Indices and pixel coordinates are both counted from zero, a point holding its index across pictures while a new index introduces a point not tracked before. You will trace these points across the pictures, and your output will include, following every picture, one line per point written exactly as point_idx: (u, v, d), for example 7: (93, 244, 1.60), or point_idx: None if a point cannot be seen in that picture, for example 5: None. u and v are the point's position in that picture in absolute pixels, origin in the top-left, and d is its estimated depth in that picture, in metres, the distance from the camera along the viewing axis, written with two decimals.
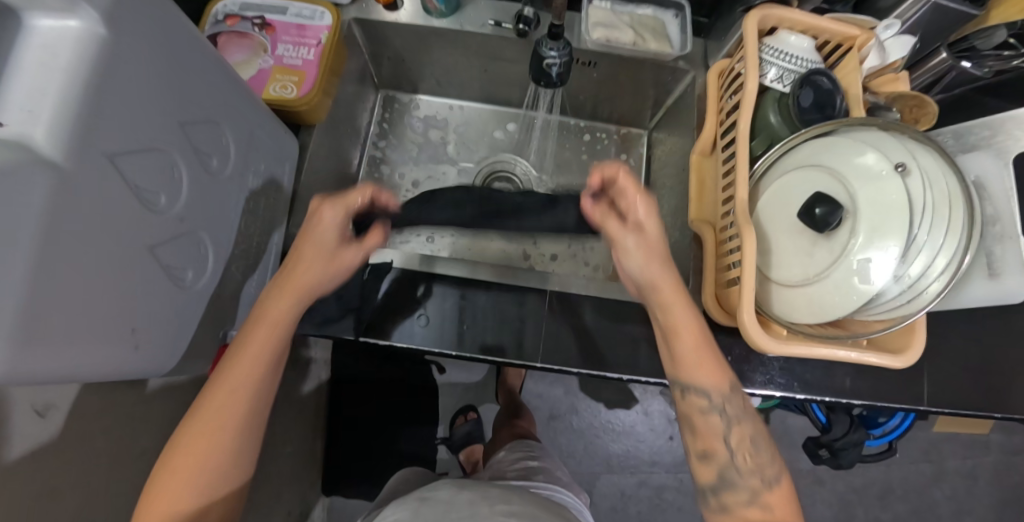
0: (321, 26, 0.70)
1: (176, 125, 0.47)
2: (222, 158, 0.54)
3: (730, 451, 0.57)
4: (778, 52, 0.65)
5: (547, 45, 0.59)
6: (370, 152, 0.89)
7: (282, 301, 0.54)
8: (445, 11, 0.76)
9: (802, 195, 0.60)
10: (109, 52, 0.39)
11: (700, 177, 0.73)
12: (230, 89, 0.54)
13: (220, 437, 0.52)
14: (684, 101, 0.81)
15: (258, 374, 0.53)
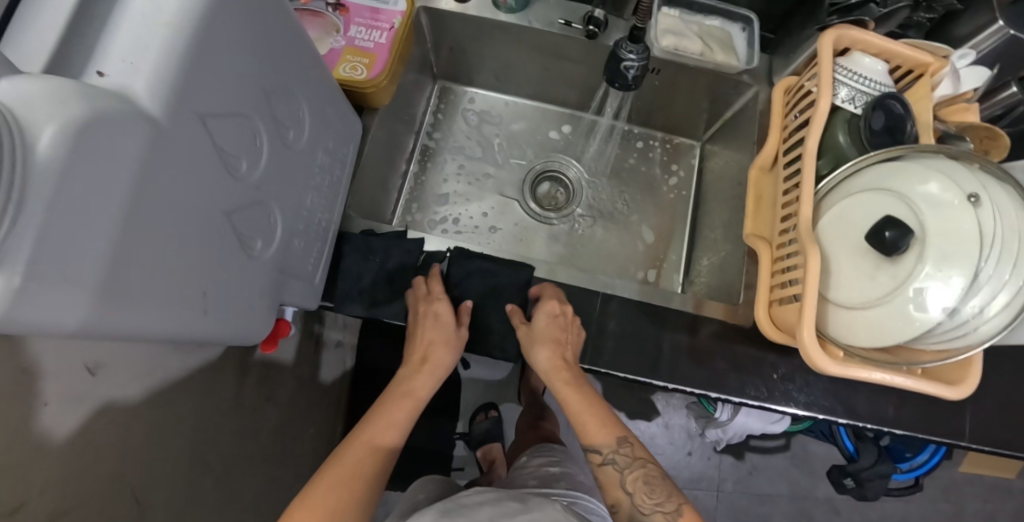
0: (394, 11, 0.71)
1: (261, 92, 0.47)
2: (296, 130, 0.54)
3: (629, 496, 0.62)
4: (850, 72, 0.65)
5: (627, 47, 0.59)
6: (423, 142, 0.89)
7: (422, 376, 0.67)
8: (515, 6, 0.77)
9: (868, 217, 0.59)
10: (206, 12, 0.39)
11: (758, 192, 0.73)
12: (307, 62, 0.54)
13: (369, 454, 0.59)
14: (744, 115, 0.81)
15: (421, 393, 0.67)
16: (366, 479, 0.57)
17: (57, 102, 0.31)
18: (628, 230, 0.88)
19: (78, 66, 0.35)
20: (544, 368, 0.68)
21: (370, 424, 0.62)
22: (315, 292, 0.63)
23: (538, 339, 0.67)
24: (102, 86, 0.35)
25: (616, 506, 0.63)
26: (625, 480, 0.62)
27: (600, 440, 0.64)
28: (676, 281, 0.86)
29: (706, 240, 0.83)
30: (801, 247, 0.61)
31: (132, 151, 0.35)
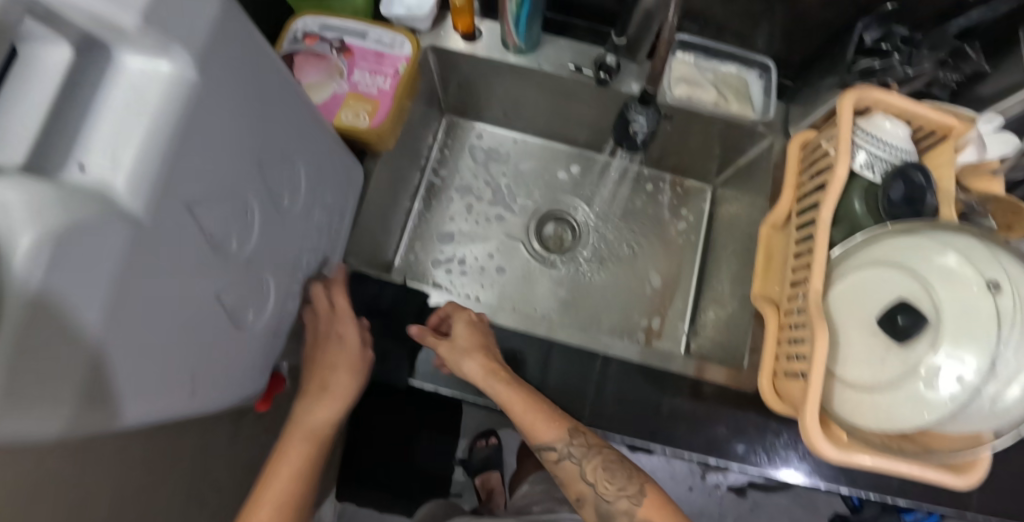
0: (399, 55, 0.69)
1: (256, 164, 0.46)
2: (294, 194, 0.53)
3: (591, 487, 0.61)
4: (871, 137, 0.62)
5: (636, 110, 0.57)
6: (429, 178, 0.88)
7: (319, 408, 0.57)
8: (525, 48, 0.75)
9: (880, 294, 0.57)
10: (194, 96, 0.38)
11: (768, 251, 0.71)
12: (305, 121, 0.53)
13: (293, 474, 0.54)
14: (758, 165, 0.78)
15: (326, 408, 0.57)
16: (294, 493, 0.54)
17: (38, 211, 0.29)
18: (634, 274, 0.86)
19: (58, 159, 0.33)
20: (475, 378, 0.62)
21: (290, 447, 0.55)
22: (311, 346, 0.63)
23: (465, 350, 0.63)
24: (82, 182, 0.34)
25: (581, 498, 0.62)
26: (585, 472, 0.60)
27: (550, 438, 0.59)
28: (681, 330, 0.84)
29: (713, 292, 0.81)
30: (809, 322, 0.59)
31: (113, 254, 0.33)
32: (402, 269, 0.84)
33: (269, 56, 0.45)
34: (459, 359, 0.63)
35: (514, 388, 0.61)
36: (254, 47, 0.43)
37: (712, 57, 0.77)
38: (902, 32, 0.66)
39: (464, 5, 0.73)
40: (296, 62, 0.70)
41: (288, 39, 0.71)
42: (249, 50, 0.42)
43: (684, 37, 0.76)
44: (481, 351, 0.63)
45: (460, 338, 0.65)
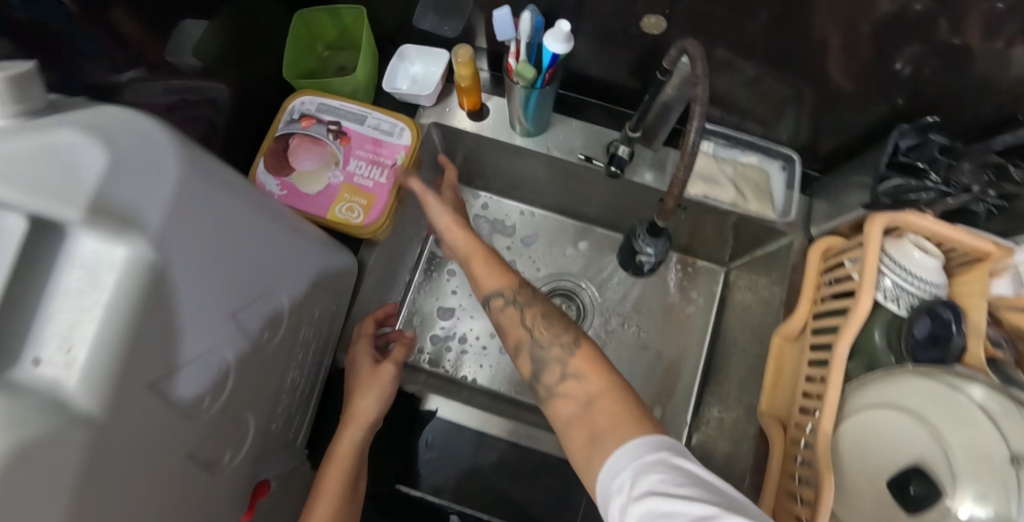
0: (398, 144, 0.66)
1: (228, 311, 0.43)
2: (273, 325, 0.50)
3: (527, 333, 0.57)
4: (897, 264, 0.57)
5: (643, 240, 0.54)
6: (431, 249, 0.85)
7: (346, 432, 0.57)
8: (532, 130, 0.72)
9: (897, 449, 0.53)
10: (165, 264, 0.34)
11: (779, 364, 0.67)
12: (286, 244, 0.50)
13: (347, 466, 0.56)
14: (775, 262, 0.74)
15: (365, 406, 0.58)
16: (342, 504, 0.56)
17: None
18: (638, 359, 0.82)
19: (8, 359, 0.29)
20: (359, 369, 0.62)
21: (333, 459, 0.56)
22: (296, 453, 0.61)
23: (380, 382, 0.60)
24: (34, 383, 0.29)
25: (518, 348, 0.58)
26: (524, 317, 0.58)
27: (490, 285, 0.60)
28: (684, 423, 0.80)
29: (719, 388, 0.77)
30: (817, 467, 0.56)
31: (67, 474, 0.29)
32: None
33: (238, 191, 0.43)
34: (357, 359, 0.63)
35: (456, 223, 0.64)
36: (221, 188, 0.40)
37: (733, 146, 0.74)
38: (942, 141, 0.60)
39: (472, 87, 0.70)
40: (290, 144, 0.67)
41: (283, 118, 0.68)
42: (217, 192, 0.40)
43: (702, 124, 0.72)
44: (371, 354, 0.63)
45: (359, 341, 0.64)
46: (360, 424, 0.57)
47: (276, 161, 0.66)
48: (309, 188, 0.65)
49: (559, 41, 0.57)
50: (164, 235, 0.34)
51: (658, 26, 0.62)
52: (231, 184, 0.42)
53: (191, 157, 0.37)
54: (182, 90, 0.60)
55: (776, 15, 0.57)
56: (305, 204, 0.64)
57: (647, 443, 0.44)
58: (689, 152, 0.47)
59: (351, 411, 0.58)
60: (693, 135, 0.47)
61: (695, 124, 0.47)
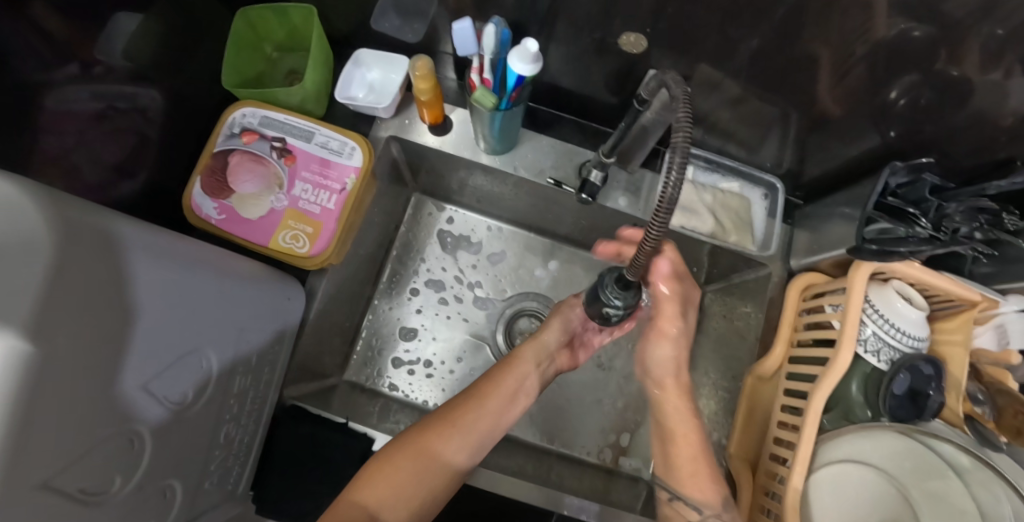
0: (348, 167, 0.61)
1: (139, 381, 0.38)
2: (198, 385, 0.45)
3: None
4: (875, 313, 0.55)
5: (613, 292, 0.52)
6: (394, 265, 0.80)
7: (487, 400, 0.56)
8: (499, 149, 0.67)
9: (863, 503, 0.53)
10: (47, 347, 0.29)
11: (750, 404, 0.64)
12: (213, 296, 0.45)
13: (431, 458, 0.50)
14: (750, 292, 0.71)
15: (499, 404, 0.56)
16: (421, 482, 0.49)
17: None
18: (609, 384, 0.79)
19: None
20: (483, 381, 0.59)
21: (425, 434, 0.52)
22: (237, 502, 0.56)
23: (537, 358, 0.63)
24: None
25: None
26: None
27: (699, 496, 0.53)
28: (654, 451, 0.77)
29: None
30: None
31: None
32: (354, 368, 0.76)
33: (127, 249, 0.37)
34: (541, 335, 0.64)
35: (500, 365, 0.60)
36: (111, 249, 0.35)
37: (715, 170, 0.70)
38: (933, 181, 0.56)
39: (434, 100, 0.63)
40: (227, 162, 0.60)
41: (222, 132, 0.61)
42: (104, 254, 0.35)
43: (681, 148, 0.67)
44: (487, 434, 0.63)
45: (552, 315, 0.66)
46: (511, 394, 0.58)
47: (212, 181, 0.59)
48: (249, 213, 0.59)
49: (526, 64, 0.50)
50: (42, 317, 0.29)
51: (638, 44, 0.57)
52: (124, 243, 0.37)
53: (70, 221, 0.32)
54: (104, 95, 0.53)
55: (768, 41, 0.52)
56: (245, 231, 0.59)
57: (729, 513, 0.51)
58: (666, 205, 0.40)
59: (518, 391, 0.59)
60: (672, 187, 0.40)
61: (675, 176, 0.40)
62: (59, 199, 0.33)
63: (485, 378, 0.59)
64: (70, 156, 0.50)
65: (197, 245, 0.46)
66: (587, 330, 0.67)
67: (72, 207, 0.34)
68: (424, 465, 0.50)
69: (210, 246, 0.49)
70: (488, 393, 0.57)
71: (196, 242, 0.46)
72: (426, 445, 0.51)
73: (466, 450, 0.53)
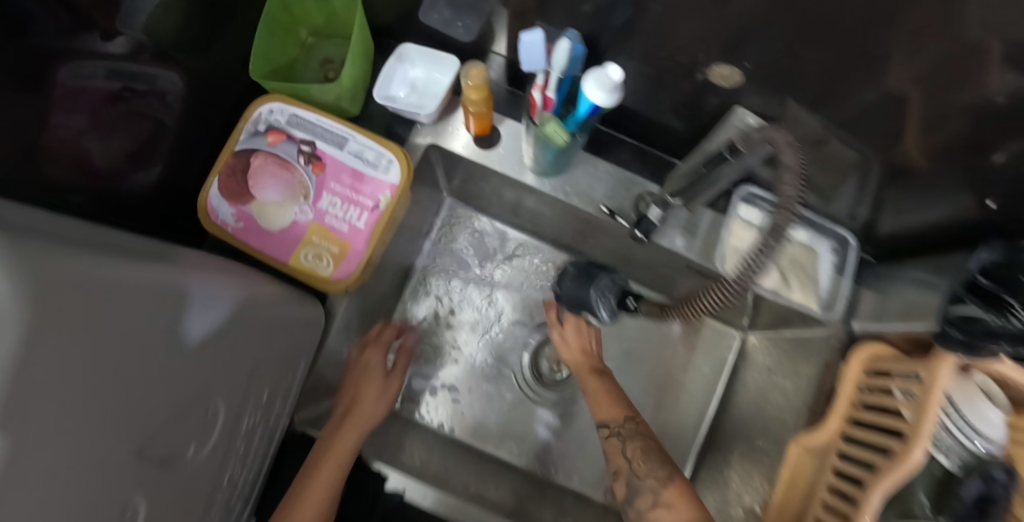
0: (381, 182, 0.55)
1: (134, 445, 0.33)
2: (200, 435, 0.40)
3: (630, 464, 0.51)
4: (958, 412, 0.50)
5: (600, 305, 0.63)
6: (422, 275, 0.74)
7: (364, 407, 0.57)
8: (548, 171, 0.60)
9: None
10: (39, 441, 0.24)
11: (792, 475, 0.59)
12: (216, 340, 0.39)
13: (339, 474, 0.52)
14: (803, 350, 0.65)
15: (372, 410, 0.57)
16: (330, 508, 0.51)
17: None
18: None
19: None
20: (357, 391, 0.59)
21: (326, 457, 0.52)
22: None
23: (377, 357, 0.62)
24: None
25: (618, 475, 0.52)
26: (626, 449, 0.52)
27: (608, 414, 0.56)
28: None
29: (718, 471, 0.69)
30: None
31: None
32: None
33: (131, 298, 0.31)
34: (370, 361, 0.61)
35: (363, 367, 0.61)
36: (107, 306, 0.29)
37: (785, 217, 0.64)
38: None
39: (485, 111, 0.56)
40: (249, 164, 0.54)
41: (246, 128, 0.55)
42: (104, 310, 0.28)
43: (754, 190, 0.61)
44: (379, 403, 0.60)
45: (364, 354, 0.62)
46: (379, 397, 0.59)
47: (231, 183, 0.54)
48: (268, 224, 0.54)
49: (606, 94, 0.43)
50: (31, 407, 0.23)
51: (728, 78, 0.49)
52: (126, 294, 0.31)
53: (68, 278, 0.26)
54: (126, 75, 0.47)
55: (886, 95, 0.44)
56: (263, 244, 0.53)
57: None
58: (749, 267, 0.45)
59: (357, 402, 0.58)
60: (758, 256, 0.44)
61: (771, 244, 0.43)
62: (50, 245, 0.27)
63: (331, 426, 0.55)
64: (81, 141, 0.45)
65: (208, 279, 0.40)
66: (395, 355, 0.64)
67: (65, 255, 0.27)
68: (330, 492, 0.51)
69: (218, 276, 0.42)
70: (359, 411, 0.56)
71: (202, 274, 0.40)
72: (335, 462, 0.52)
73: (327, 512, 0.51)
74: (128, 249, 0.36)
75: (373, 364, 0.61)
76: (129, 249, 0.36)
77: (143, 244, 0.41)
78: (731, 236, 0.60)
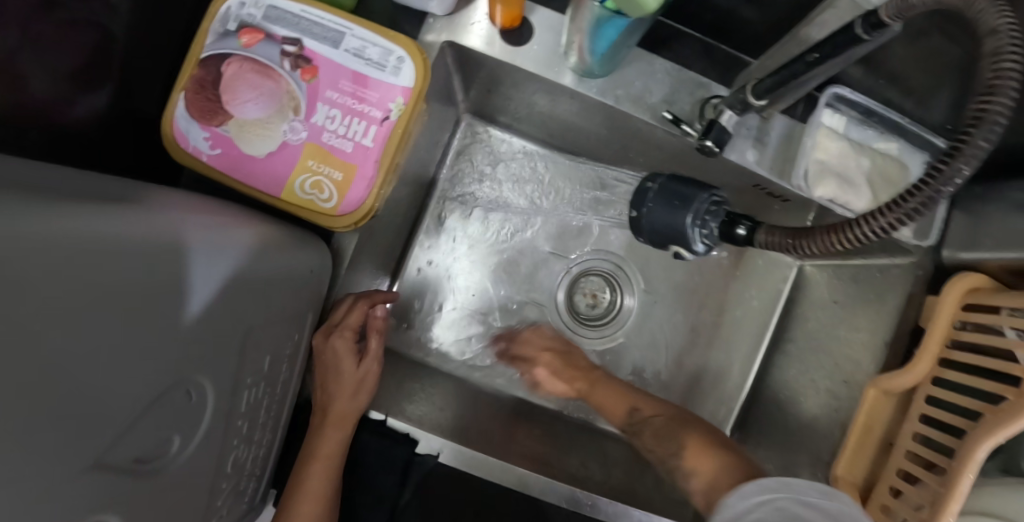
0: (387, 86, 0.42)
1: (84, 461, 0.25)
2: (185, 426, 0.33)
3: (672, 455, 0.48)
4: None
5: (703, 234, 0.41)
6: (438, 204, 0.65)
7: (344, 391, 0.45)
8: (595, 71, 0.48)
9: None
10: None
11: (870, 419, 0.53)
12: (190, 310, 0.31)
13: (336, 466, 0.45)
14: (876, 279, 0.57)
15: (355, 395, 0.46)
16: (332, 500, 0.45)
17: None
18: (680, 363, 0.67)
19: None
20: (325, 372, 0.46)
21: (321, 442, 0.44)
22: (252, 507, 0.45)
23: (344, 331, 0.46)
24: None
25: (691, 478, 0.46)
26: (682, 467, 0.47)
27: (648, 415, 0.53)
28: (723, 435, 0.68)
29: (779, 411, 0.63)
30: None
31: None
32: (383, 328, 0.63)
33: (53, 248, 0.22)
34: (336, 347, 0.45)
35: (327, 342, 0.46)
36: (44, 268, 0.21)
37: (868, 125, 0.52)
38: None
39: None
40: (221, 74, 0.43)
41: (213, 29, 0.44)
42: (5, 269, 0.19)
43: (841, 91, 0.50)
44: (362, 382, 0.47)
45: (328, 339, 0.46)
46: (359, 383, 0.46)
47: (200, 100, 0.43)
48: (251, 149, 0.43)
49: None
50: None
51: None
52: (70, 256, 0.22)
53: None
54: None
55: None
56: (249, 174, 0.43)
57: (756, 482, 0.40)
58: (910, 208, 0.29)
59: (331, 389, 0.46)
60: (929, 192, 0.28)
61: (955, 171, 0.27)
62: None
63: (320, 390, 0.46)
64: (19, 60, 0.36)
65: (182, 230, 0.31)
66: (370, 321, 0.47)
67: None
68: (325, 485, 0.44)
69: (194, 221, 0.34)
70: (340, 393, 0.45)
71: (178, 222, 0.32)
72: (330, 452, 0.44)
73: (340, 474, 0.45)
74: (70, 193, 0.27)
75: (350, 327, 0.46)
76: (66, 193, 0.27)
77: (93, 185, 0.32)
78: (814, 146, 0.50)
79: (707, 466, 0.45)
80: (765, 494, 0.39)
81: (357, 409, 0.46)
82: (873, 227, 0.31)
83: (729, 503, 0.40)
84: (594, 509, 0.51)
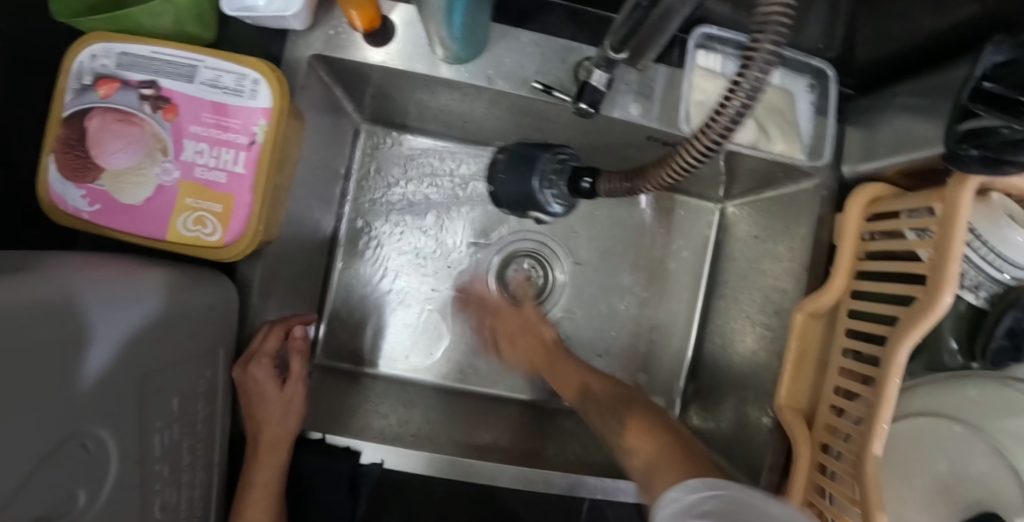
0: (248, 112, 0.43)
1: None
2: (93, 480, 0.33)
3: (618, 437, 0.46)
4: (985, 249, 0.45)
5: (552, 193, 0.46)
6: (355, 215, 0.65)
7: (274, 418, 0.48)
8: (462, 55, 0.48)
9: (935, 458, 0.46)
10: None
11: (801, 345, 0.53)
12: (79, 363, 0.31)
13: (274, 489, 0.47)
14: (786, 207, 0.58)
15: (286, 420, 0.48)
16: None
17: None
18: (623, 327, 0.68)
19: None
20: (251, 403, 0.47)
21: (259, 471, 0.46)
22: None
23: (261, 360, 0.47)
24: None
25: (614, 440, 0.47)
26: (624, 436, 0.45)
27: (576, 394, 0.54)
28: (677, 388, 0.69)
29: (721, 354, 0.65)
30: (844, 485, 0.47)
31: None
32: (325, 348, 0.64)
33: None
34: (258, 377, 0.47)
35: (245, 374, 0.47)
36: None
37: (746, 59, 0.52)
38: None
39: None
40: (85, 130, 0.43)
41: (69, 86, 0.43)
42: None
43: (710, 31, 0.50)
44: (292, 404, 0.49)
45: (247, 373, 0.47)
46: (286, 407, 0.48)
47: (69, 159, 0.43)
48: (129, 198, 0.43)
49: None
50: None
51: None
52: None
53: None
54: None
55: None
56: (131, 223, 0.43)
57: (701, 476, 0.35)
58: (727, 120, 0.30)
59: (262, 417, 0.47)
60: (736, 107, 0.28)
61: (754, 80, 0.27)
62: None
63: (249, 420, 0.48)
64: None
65: (61, 284, 0.31)
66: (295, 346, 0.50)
67: None
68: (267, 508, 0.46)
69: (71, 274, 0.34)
70: (268, 420, 0.47)
71: (52, 279, 0.31)
72: (268, 477, 0.47)
73: (279, 496, 0.48)
74: None
75: (267, 354, 0.47)
76: None
77: None
78: (693, 89, 0.51)
79: (649, 445, 0.42)
80: (703, 492, 0.33)
81: (290, 431, 0.48)
82: (702, 145, 0.32)
83: (674, 498, 0.34)
84: (547, 483, 0.53)
